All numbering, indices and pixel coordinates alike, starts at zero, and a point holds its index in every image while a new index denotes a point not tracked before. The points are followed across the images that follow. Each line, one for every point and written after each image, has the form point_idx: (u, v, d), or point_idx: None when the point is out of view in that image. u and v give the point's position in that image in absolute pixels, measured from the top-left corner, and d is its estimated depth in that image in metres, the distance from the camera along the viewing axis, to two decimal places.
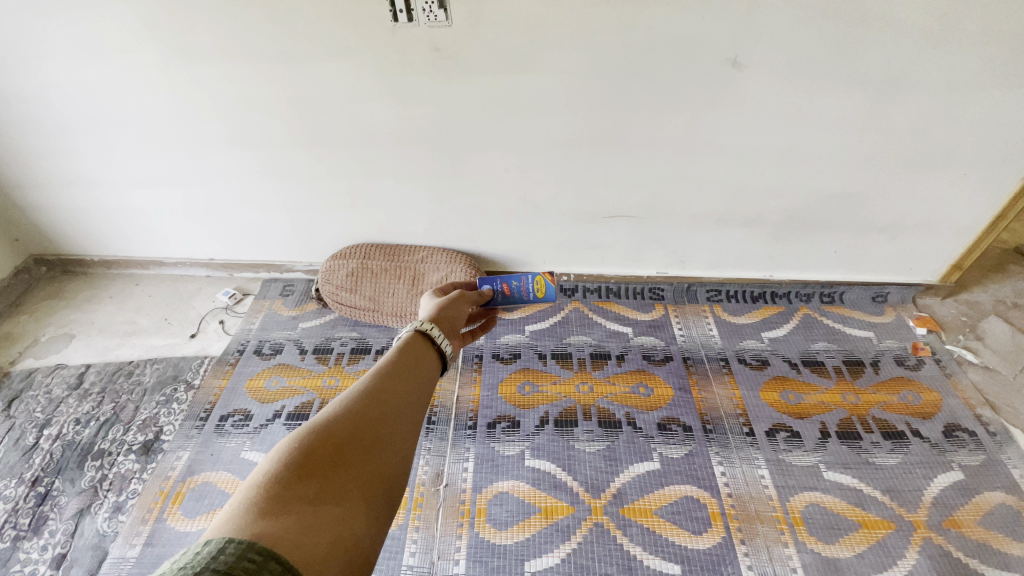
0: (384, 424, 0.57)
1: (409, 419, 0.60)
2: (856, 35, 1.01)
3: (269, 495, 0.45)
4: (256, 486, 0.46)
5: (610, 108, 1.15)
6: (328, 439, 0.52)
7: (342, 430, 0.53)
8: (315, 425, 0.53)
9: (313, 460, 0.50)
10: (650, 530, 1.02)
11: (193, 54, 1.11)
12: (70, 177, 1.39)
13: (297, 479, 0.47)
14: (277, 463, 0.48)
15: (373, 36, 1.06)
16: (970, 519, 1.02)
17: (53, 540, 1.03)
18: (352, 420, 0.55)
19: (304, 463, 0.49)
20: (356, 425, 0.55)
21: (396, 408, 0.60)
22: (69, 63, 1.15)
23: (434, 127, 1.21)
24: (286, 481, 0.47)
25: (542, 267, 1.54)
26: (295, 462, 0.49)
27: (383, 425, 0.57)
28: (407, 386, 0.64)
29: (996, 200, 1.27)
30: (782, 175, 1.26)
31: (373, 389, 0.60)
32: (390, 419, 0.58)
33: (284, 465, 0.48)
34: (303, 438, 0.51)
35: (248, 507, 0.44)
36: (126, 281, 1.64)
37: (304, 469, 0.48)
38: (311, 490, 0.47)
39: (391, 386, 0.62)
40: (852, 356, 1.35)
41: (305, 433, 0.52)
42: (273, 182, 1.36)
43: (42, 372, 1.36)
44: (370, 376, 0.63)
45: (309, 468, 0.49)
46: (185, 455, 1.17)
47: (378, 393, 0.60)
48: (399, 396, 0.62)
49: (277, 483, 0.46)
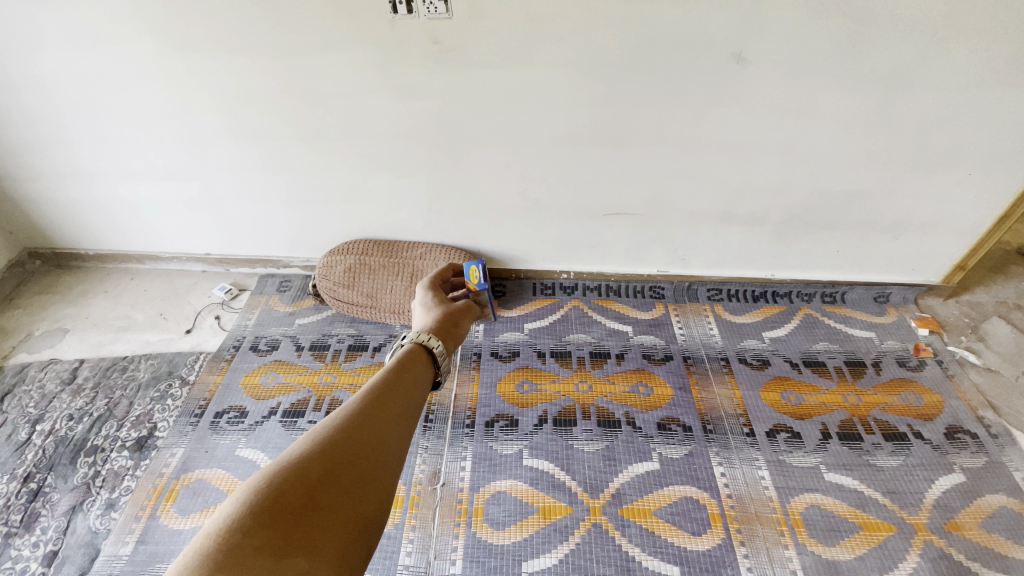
0: (367, 455, 0.55)
1: (394, 449, 0.58)
2: (862, 32, 1.00)
3: (227, 547, 0.42)
4: (216, 533, 0.43)
5: (612, 103, 1.14)
6: (301, 478, 0.49)
7: (317, 466, 0.51)
8: (288, 461, 0.51)
9: (280, 503, 0.47)
10: (649, 531, 1.01)
11: (189, 46, 1.10)
12: (65, 170, 1.37)
13: (262, 526, 0.45)
14: (241, 506, 0.46)
15: (372, 27, 1.04)
16: (971, 522, 1.01)
17: (44, 537, 1.01)
18: (329, 452, 0.53)
19: (272, 506, 0.46)
20: (333, 459, 0.52)
21: (380, 438, 0.57)
22: (62, 54, 1.13)
23: (433, 122, 1.20)
24: (251, 528, 0.44)
25: (541, 264, 1.53)
26: (261, 506, 0.46)
27: (365, 459, 0.54)
28: (397, 410, 0.62)
29: (1001, 201, 1.26)
30: (786, 172, 1.25)
31: (358, 417, 0.58)
32: (373, 451, 0.55)
33: (249, 510, 0.46)
34: (274, 476, 0.49)
35: (205, 559, 0.41)
36: (121, 275, 1.62)
37: (271, 515, 0.46)
38: (276, 539, 0.44)
39: (382, 412, 0.60)
40: (853, 356, 1.34)
41: (276, 469, 0.50)
42: (270, 175, 1.34)
43: (34, 366, 1.34)
44: (357, 398, 0.61)
45: (276, 512, 0.46)
46: (179, 452, 1.16)
47: (364, 419, 0.58)
48: (389, 424, 0.59)
49: (239, 530, 0.44)
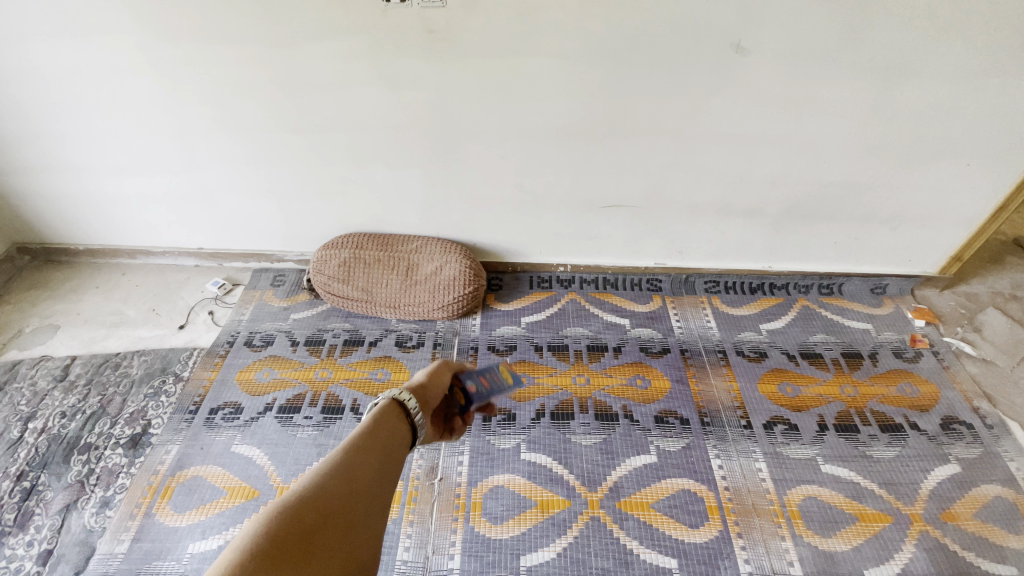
0: (358, 503, 0.55)
1: (380, 499, 0.59)
2: (862, 20, 0.98)
3: None
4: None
5: (609, 93, 1.12)
6: (299, 523, 0.49)
7: (313, 512, 0.51)
8: (285, 504, 0.50)
9: (280, 548, 0.46)
10: (647, 524, 1.01)
11: (176, 36, 1.07)
12: (53, 163, 1.34)
13: (264, 571, 0.44)
14: (241, 551, 0.45)
15: (365, 16, 1.02)
16: (965, 512, 1.02)
17: (39, 535, 1.01)
18: (325, 498, 0.53)
19: (272, 551, 0.46)
20: (329, 505, 0.52)
21: (369, 488, 0.58)
22: (46, 44, 1.10)
23: (428, 113, 1.18)
24: (254, 572, 0.43)
25: (538, 257, 1.52)
26: (261, 550, 0.45)
27: (357, 507, 0.55)
28: (383, 458, 0.63)
29: (998, 191, 1.26)
30: (784, 164, 1.24)
31: (350, 462, 0.58)
32: (363, 499, 0.56)
33: (251, 556, 0.45)
34: (271, 520, 0.48)
35: None
36: (112, 270, 1.59)
37: (272, 560, 0.45)
38: None
39: (370, 460, 0.61)
40: (850, 348, 1.34)
41: (273, 513, 0.49)
42: (262, 168, 1.32)
43: (26, 364, 1.32)
44: (345, 445, 0.61)
45: (277, 556, 0.46)
46: (174, 449, 1.15)
47: (356, 466, 0.58)
48: (377, 473, 0.60)
49: (242, 574, 0.43)
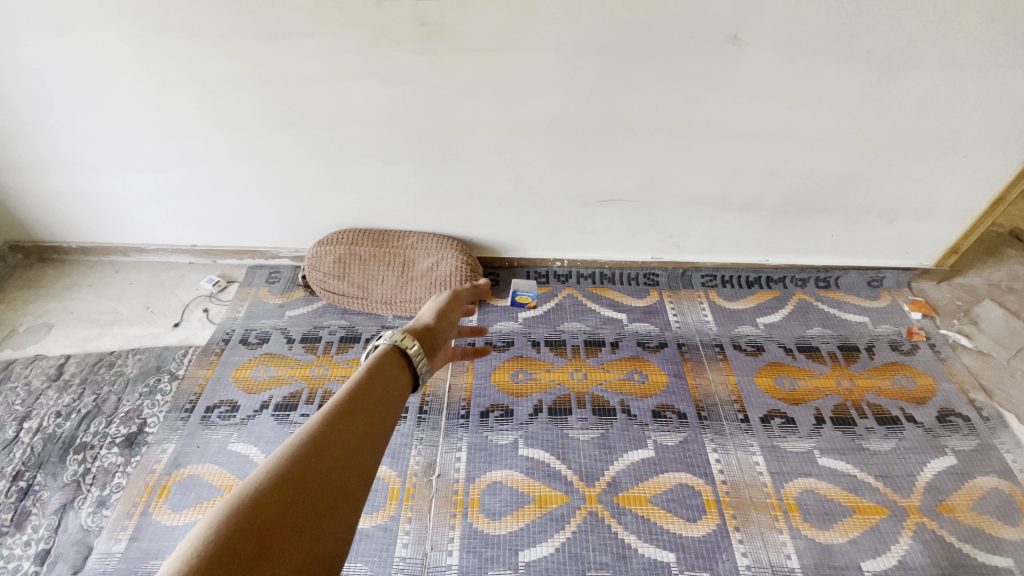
0: (330, 481, 0.52)
1: (360, 474, 0.55)
2: (860, 11, 0.97)
3: None
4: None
5: (606, 87, 1.11)
6: (261, 510, 0.46)
7: (275, 495, 0.47)
8: (246, 491, 0.47)
9: (237, 539, 0.43)
10: (645, 518, 1.01)
11: (165, 30, 1.05)
12: (43, 160, 1.32)
13: (219, 566, 0.41)
14: (196, 546, 0.42)
15: (357, 9, 1.00)
16: (962, 504, 1.03)
17: (35, 535, 1.00)
18: (292, 479, 0.49)
19: (228, 545, 0.43)
20: (296, 487, 0.49)
21: (346, 462, 0.54)
22: (32, 38, 1.08)
23: (423, 108, 1.16)
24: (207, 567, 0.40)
25: (535, 252, 1.51)
26: (217, 544, 0.42)
27: (330, 486, 0.51)
28: (365, 427, 0.59)
29: (995, 184, 1.26)
30: (782, 157, 1.23)
31: (323, 438, 0.54)
32: (338, 476, 0.52)
33: (205, 548, 0.42)
34: (230, 510, 0.45)
35: None
36: (106, 268, 1.58)
37: (230, 552, 0.42)
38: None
39: (348, 432, 0.57)
40: (846, 341, 1.34)
41: (233, 501, 0.46)
42: (255, 164, 1.30)
43: (19, 363, 1.31)
44: (322, 417, 0.57)
45: (233, 549, 0.42)
46: (170, 448, 1.14)
47: (331, 441, 0.55)
48: (355, 446, 0.56)
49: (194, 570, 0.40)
